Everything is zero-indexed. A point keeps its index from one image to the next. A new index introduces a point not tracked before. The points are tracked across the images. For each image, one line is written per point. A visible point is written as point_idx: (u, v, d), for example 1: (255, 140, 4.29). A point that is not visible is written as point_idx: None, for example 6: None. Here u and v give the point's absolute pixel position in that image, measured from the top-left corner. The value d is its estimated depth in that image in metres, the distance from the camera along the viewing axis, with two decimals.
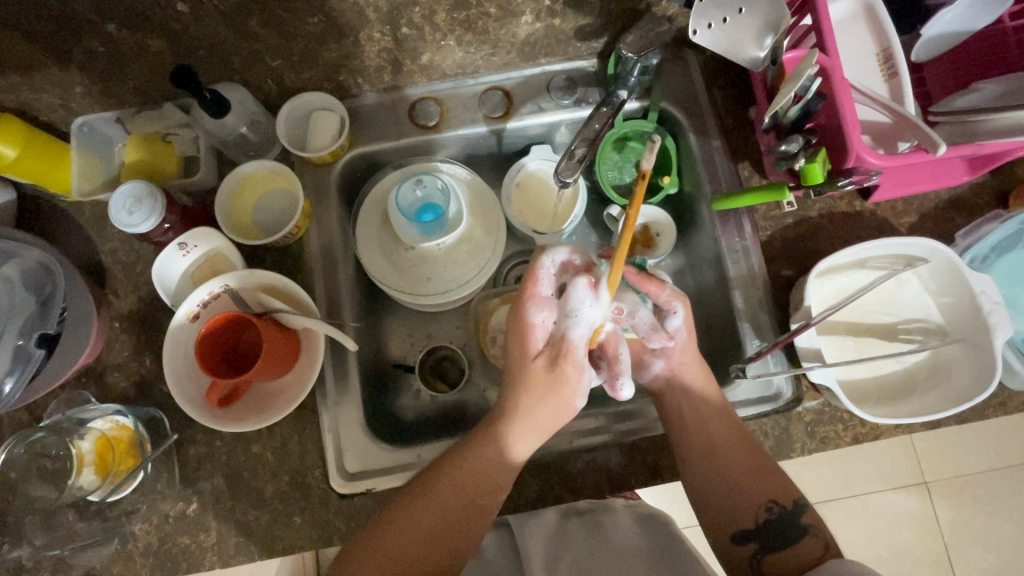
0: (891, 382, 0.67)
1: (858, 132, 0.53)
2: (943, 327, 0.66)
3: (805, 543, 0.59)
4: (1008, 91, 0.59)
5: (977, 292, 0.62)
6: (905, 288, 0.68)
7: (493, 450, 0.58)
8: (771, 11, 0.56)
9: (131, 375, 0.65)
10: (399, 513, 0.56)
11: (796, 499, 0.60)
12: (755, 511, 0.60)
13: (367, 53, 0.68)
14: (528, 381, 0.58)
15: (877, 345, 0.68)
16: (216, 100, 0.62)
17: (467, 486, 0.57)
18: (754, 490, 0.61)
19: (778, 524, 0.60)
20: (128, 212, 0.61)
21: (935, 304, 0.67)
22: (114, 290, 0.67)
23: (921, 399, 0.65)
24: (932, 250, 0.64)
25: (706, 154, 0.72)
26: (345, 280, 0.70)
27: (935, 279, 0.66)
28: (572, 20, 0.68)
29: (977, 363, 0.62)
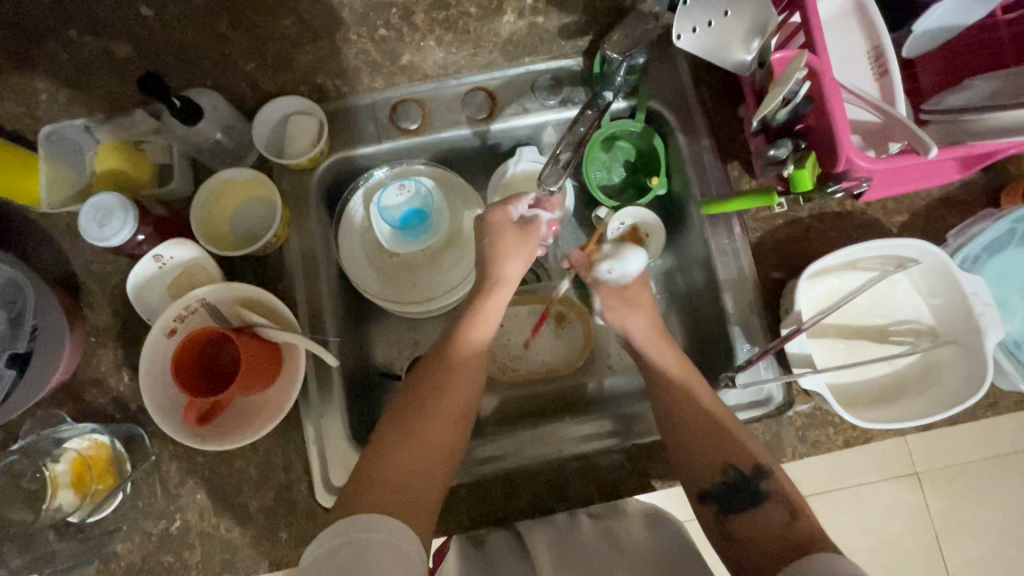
0: (884, 384, 0.66)
1: (848, 135, 0.51)
2: (935, 329, 0.66)
3: (771, 509, 0.56)
4: (1001, 88, 0.58)
5: (969, 293, 0.62)
6: (896, 289, 0.67)
7: (469, 355, 0.61)
8: (758, 13, 0.54)
9: (108, 391, 0.63)
10: (390, 446, 0.56)
11: (757, 465, 0.58)
12: (713, 473, 0.58)
13: (346, 55, 0.67)
14: (501, 245, 0.64)
15: (869, 348, 0.68)
16: (186, 108, 0.60)
17: (456, 398, 0.59)
18: (709, 451, 0.59)
19: (739, 487, 0.57)
20: (99, 225, 0.59)
21: (927, 306, 0.66)
22: (89, 304, 0.65)
23: (911, 402, 0.64)
24: (923, 251, 0.63)
25: (695, 154, 0.70)
26: (328, 289, 0.68)
27: (926, 281, 0.65)
28: (556, 18, 0.69)
29: (968, 366, 0.62)
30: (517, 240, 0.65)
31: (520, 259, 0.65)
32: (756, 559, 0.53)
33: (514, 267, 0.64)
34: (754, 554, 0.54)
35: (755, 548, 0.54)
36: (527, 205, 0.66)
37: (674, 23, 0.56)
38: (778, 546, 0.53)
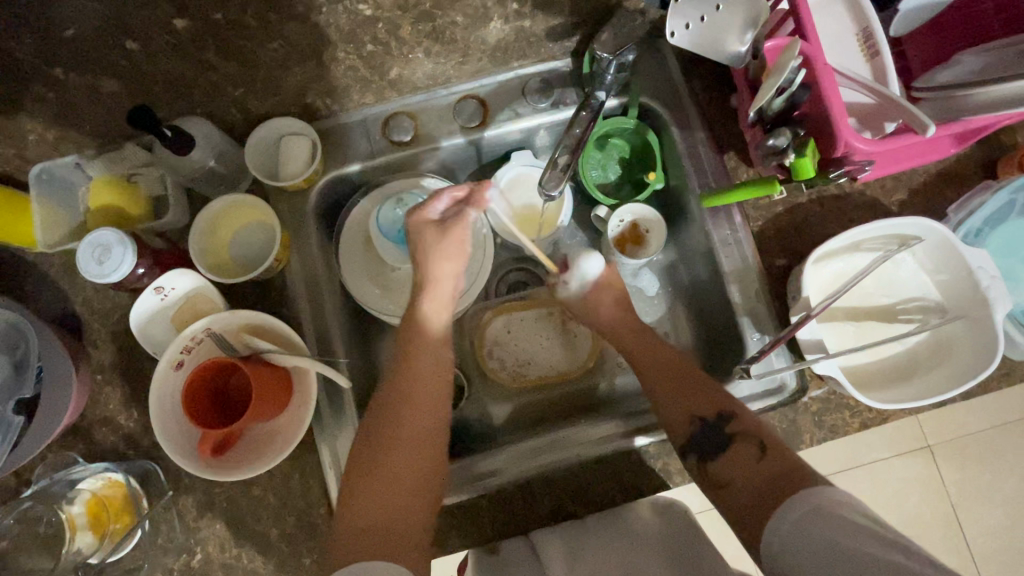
0: (896, 363, 0.66)
1: (846, 119, 0.51)
2: (943, 304, 0.66)
3: (740, 449, 0.58)
4: (990, 63, 0.58)
5: (975, 267, 0.62)
6: (901, 268, 0.68)
7: (426, 366, 0.60)
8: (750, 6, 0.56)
9: (119, 429, 0.62)
10: (365, 480, 0.55)
11: (721, 411, 0.60)
12: (682, 428, 0.61)
13: (334, 73, 0.67)
14: (439, 248, 0.62)
15: (878, 329, 0.68)
16: (178, 136, 0.60)
17: (422, 422, 0.58)
18: (679, 405, 0.62)
19: (704, 435, 0.60)
20: (98, 262, 0.58)
21: (933, 282, 0.66)
22: (93, 342, 0.64)
23: (925, 379, 0.64)
24: (925, 228, 0.63)
25: (690, 147, 0.70)
26: (333, 309, 0.68)
27: (930, 257, 0.65)
28: (543, 21, 0.68)
29: (978, 339, 0.62)
30: (444, 241, 0.62)
31: (451, 259, 0.62)
32: (743, 497, 0.55)
33: (450, 267, 0.62)
34: (738, 491, 0.56)
35: (738, 488, 0.56)
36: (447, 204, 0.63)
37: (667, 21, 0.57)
38: (757, 482, 0.55)
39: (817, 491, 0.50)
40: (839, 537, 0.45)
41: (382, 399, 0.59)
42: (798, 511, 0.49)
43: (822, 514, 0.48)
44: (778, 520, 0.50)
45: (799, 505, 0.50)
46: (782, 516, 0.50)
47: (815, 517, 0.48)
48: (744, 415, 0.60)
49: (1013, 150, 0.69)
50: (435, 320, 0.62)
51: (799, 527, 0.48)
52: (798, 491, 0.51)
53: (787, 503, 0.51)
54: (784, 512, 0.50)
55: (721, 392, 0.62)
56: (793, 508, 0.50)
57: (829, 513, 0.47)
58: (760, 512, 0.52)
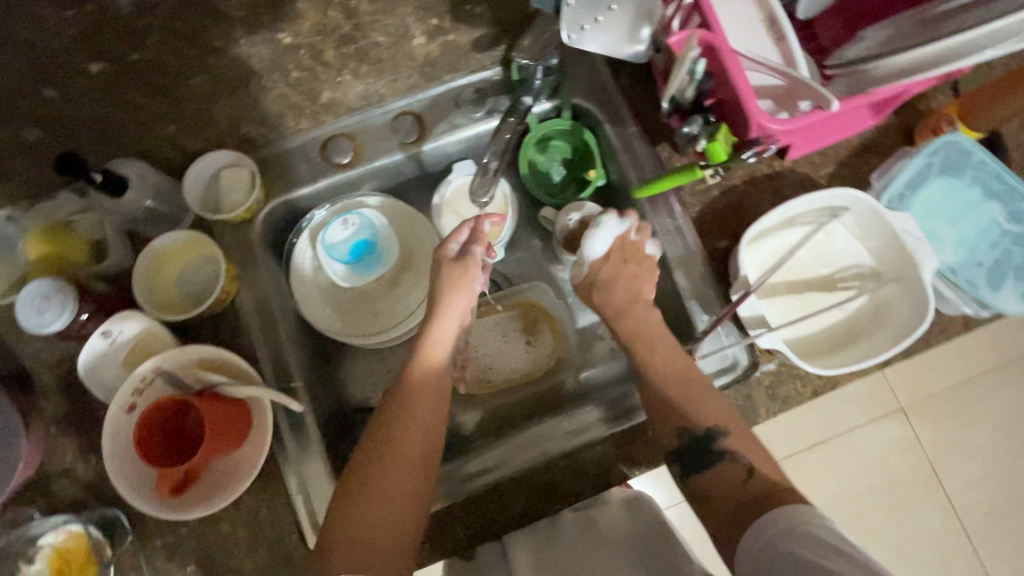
0: (839, 328, 0.69)
1: (754, 102, 0.53)
2: (877, 268, 0.69)
3: (727, 467, 0.57)
4: (891, 35, 0.61)
5: (899, 230, 0.65)
6: (834, 238, 0.70)
7: (426, 389, 0.61)
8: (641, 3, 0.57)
9: (78, 478, 0.61)
10: (357, 498, 0.56)
11: (710, 428, 0.59)
12: (671, 436, 0.61)
13: (264, 102, 0.67)
14: (447, 279, 0.65)
15: (820, 299, 0.70)
16: (109, 179, 0.60)
17: (418, 437, 0.59)
18: (672, 417, 0.61)
19: (694, 449, 0.59)
20: (37, 311, 0.58)
21: (866, 248, 0.69)
22: (45, 394, 0.63)
23: (867, 342, 0.67)
24: (850, 198, 0.66)
25: (624, 141, 0.72)
26: (287, 334, 0.68)
27: (859, 225, 0.68)
28: (466, 34, 0.69)
29: (913, 298, 0.64)
30: (456, 273, 0.66)
31: (467, 293, 0.66)
32: (723, 509, 0.55)
33: (463, 302, 0.65)
34: (718, 503, 0.56)
35: (718, 501, 0.56)
36: (465, 240, 0.67)
37: (562, 27, 0.58)
38: (739, 500, 0.55)
39: (792, 513, 0.49)
40: (805, 556, 0.45)
41: (381, 414, 0.60)
42: (770, 532, 0.49)
43: (792, 535, 0.47)
44: (751, 539, 0.50)
45: (770, 527, 0.50)
46: (756, 536, 0.50)
47: (785, 538, 0.48)
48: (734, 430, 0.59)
49: (927, 116, 0.73)
50: (435, 344, 0.64)
51: (770, 548, 0.48)
52: (772, 510, 0.51)
53: (761, 520, 0.51)
54: (757, 531, 0.50)
55: (715, 407, 0.61)
56: (767, 530, 0.50)
57: (800, 533, 0.47)
58: (739, 524, 0.53)
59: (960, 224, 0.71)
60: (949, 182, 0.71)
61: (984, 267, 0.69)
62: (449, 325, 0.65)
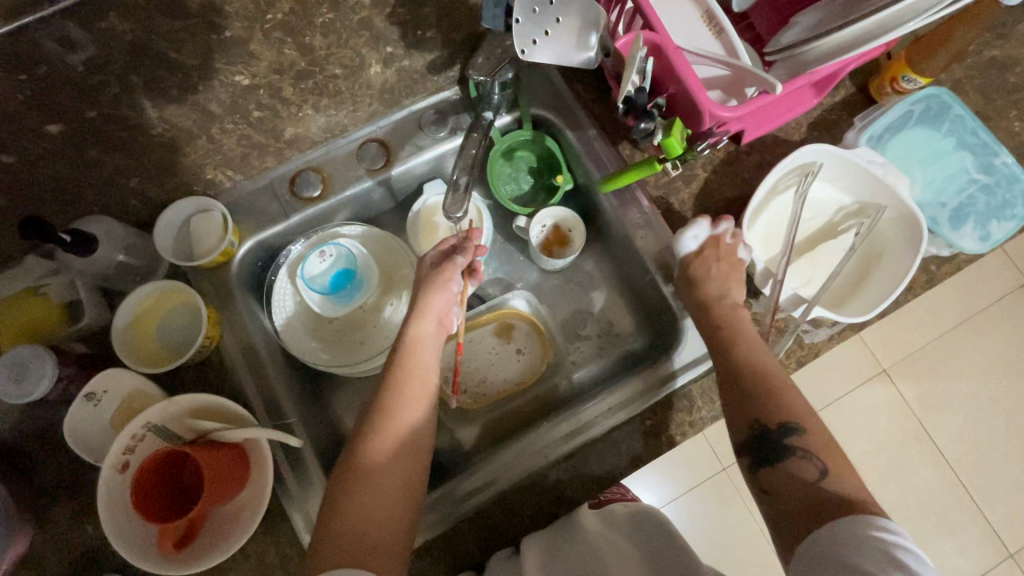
0: (851, 272, 0.71)
1: (704, 92, 0.56)
2: (859, 204, 0.72)
3: (800, 465, 0.54)
4: (821, 18, 0.65)
5: (865, 164, 0.68)
6: (812, 194, 0.73)
7: (414, 382, 0.62)
8: (585, 11, 0.59)
9: (74, 548, 0.59)
10: (351, 494, 0.55)
11: (783, 423, 0.56)
12: (740, 428, 0.58)
13: (226, 145, 0.67)
14: (426, 279, 0.68)
15: (828, 249, 0.72)
16: (76, 240, 0.59)
17: (408, 430, 0.60)
18: (748, 406, 0.58)
19: (764, 443, 0.56)
20: (15, 381, 0.58)
21: (839, 190, 0.73)
22: (29, 465, 0.61)
23: (878, 277, 0.68)
24: (817, 153, 0.68)
25: (586, 144, 0.74)
26: (275, 373, 0.68)
27: (829, 174, 0.71)
28: (420, 58, 0.71)
29: (907, 222, 0.67)
30: (433, 275, 0.68)
31: (445, 292, 0.67)
32: (788, 507, 0.53)
33: (441, 301, 0.67)
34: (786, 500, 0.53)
35: (786, 499, 0.53)
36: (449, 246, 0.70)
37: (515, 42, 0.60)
38: (804, 504, 0.52)
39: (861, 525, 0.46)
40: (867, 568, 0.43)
41: (370, 410, 0.61)
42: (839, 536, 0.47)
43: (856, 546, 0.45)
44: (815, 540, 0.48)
45: (830, 535, 0.47)
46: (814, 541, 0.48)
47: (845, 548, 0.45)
48: (810, 428, 0.56)
49: (880, 75, 0.76)
50: (419, 338, 0.65)
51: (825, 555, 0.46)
52: (841, 518, 0.48)
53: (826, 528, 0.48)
54: (814, 540, 0.48)
55: (788, 404, 0.57)
56: (829, 535, 0.47)
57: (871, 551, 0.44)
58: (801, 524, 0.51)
59: (931, 167, 0.75)
60: (926, 130, 0.75)
61: (948, 208, 0.73)
62: (427, 324, 0.66)
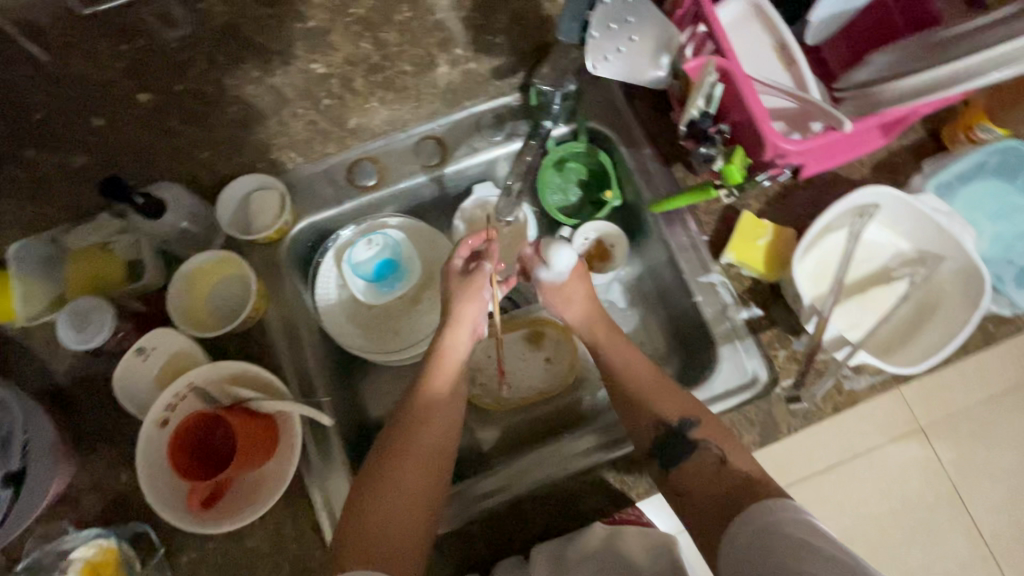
0: (903, 321, 0.68)
1: (770, 122, 0.55)
2: (919, 252, 0.70)
3: (700, 460, 0.60)
4: (897, 59, 0.64)
5: (930, 212, 0.66)
6: (870, 236, 0.71)
7: (440, 396, 0.64)
8: (661, 32, 0.60)
9: (108, 493, 0.63)
10: (373, 499, 0.56)
11: (684, 418, 0.63)
12: (648, 432, 0.63)
13: (294, 128, 0.70)
14: (457, 288, 0.68)
15: (879, 294, 0.70)
16: (148, 204, 0.62)
17: (432, 441, 0.61)
18: (653, 406, 0.64)
19: (671, 442, 0.62)
20: (77, 330, 0.62)
21: (899, 235, 0.71)
22: (77, 409, 0.65)
23: (931, 331, 0.66)
24: (878, 194, 0.67)
25: (639, 163, 0.74)
26: (312, 352, 0.70)
27: (889, 217, 0.69)
28: (487, 62, 0.72)
29: (966, 275, 0.65)
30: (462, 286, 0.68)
31: (477, 302, 0.68)
32: (700, 511, 0.58)
33: (474, 310, 0.67)
34: (696, 501, 0.59)
35: (697, 498, 0.59)
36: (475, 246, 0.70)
37: (586, 56, 0.61)
38: (716, 491, 0.58)
39: (765, 506, 0.53)
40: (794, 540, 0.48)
41: (398, 418, 0.63)
42: (750, 528, 0.52)
43: (775, 525, 0.50)
44: (739, 527, 0.53)
45: (746, 526, 0.52)
46: (735, 536, 0.53)
47: (767, 530, 0.50)
48: (710, 421, 0.62)
49: (947, 125, 0.74)
50: (451, 350, 0.66)
51: (754, 542, 0.51)
52: (751, 506, 0.54)
53: (738, 519, 0.54)
54: (728, 544, 0.53)
55: (685, 401, 0.64)
56: (745, 525, 0.53)
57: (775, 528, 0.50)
58: (717, 520, 0.56)
59: (1000, 223, 0.72)
60: (997, 183, 0.72)
61: (1016, 266, 0.70)
62: (462, 338, 0.67)
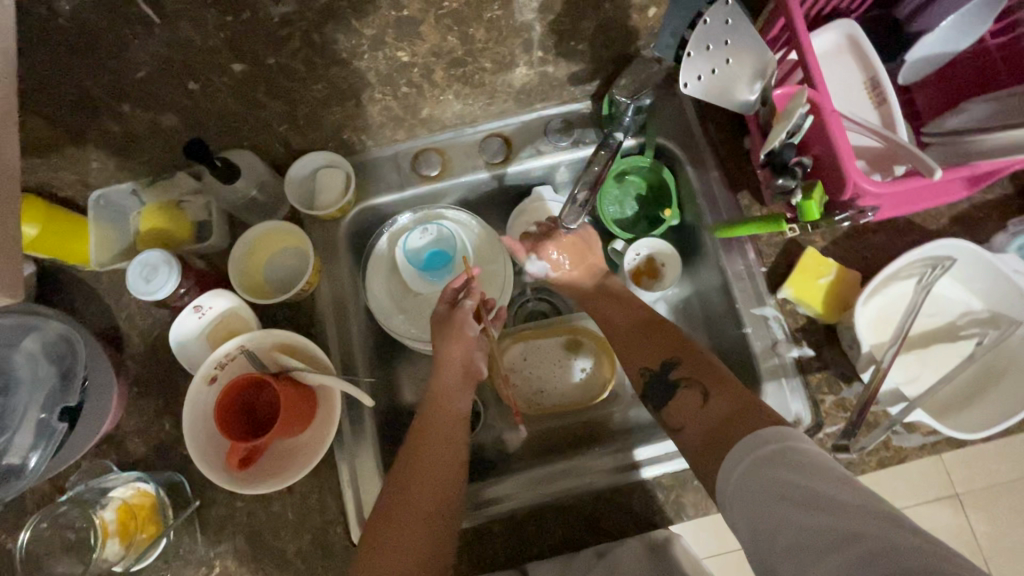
0: (964, 384, 0.65)
1: (854, 161, 0.54)
2: (992, 314, 0.66)
3: (687, 396, 0.57)
4: (997, 111, 0.61)
5: (1010, 273, 0.63)
6: (940, 289, 0.68)
7: (435, 442, 0.60)
8: (757, 60, 0.57)
9: (151, 439, 0.65)
10: (376, 560, 0.52)
11: (666, 359, 0.61)
12: (636, 381, 0.62)
13: (370, 112, 0.69)
14: (445, 329, 0.68)
15: (941, 351, 0.67)
16: (227, 168, 0.64)
17: (428, 488, 0.56)
18: (636, 353, 0.64)
19: (655, 384, 0.60)
20: (146, 280, 0.63)
21: (972, 293, 0.67)
22: (133, 355, 0.68)
23: (994, 398, 0.62)
24: (956, 248, 0.64)
25: (705, 185, 0.73)
26: (357, 331, 0.71)
27: (964, 272, 0.66)
28: (565, 68, 0.69)
29: None
30: (446, 329, 0.68)
31: (462, 340, 0.68)
32: (693, 442, 0.54)
33: (458, 349, 0.67)
34: (689, 432, 0.55)
35: (690, 432, 0.55)
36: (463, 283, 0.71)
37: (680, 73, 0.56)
38: (702, 425, 0.53)
39: (764, 438, 0.46)
40: (801, 483, 0.41)
41: (397, 464, 0.58)
42: (744, 463, 0.46)
43: (779, 459, 0.43)
44: (726, 477, 0.47)
45: (746, 456, 0.46)
46: (731, 466, 0.46)
47: (770, 463, 0.44)
48: (692, 359, 0.59)
49: None
50: (443, 383, 0.65)
51: (754, 475, 0.44)
52: (743, 437, 0.47)
53: (730, 456, 0.47)
54: (723, 478, 0.47)
55: (671, 340, 0.62)
56: (744, 456, 0.46)
57: (779, 463, 0.43)
58: (708, 455, 0.51)
59: None
60: None
61: None
62: (451, 375, 0.66)
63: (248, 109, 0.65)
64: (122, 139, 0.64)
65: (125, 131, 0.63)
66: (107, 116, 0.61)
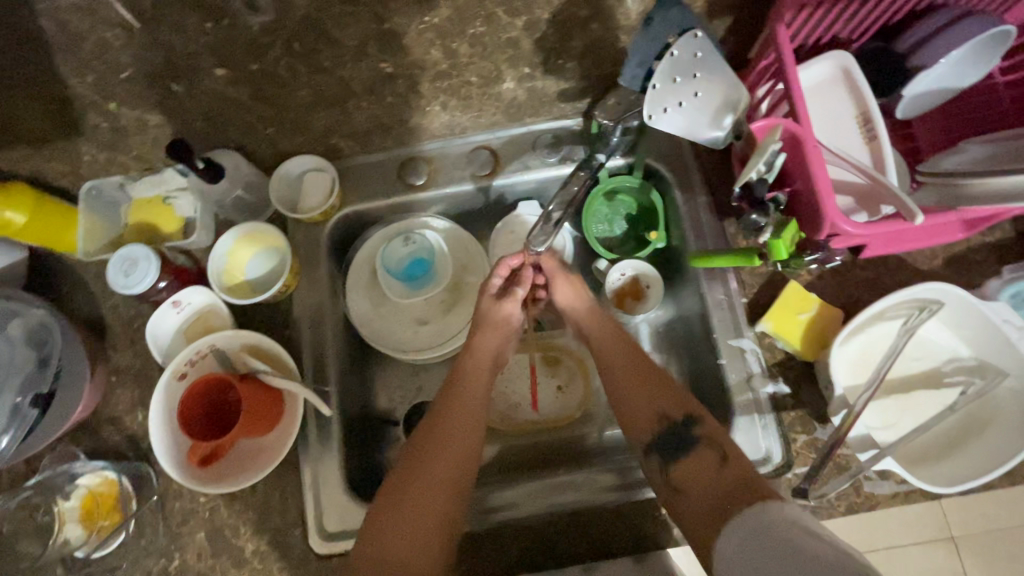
0: (943, 434, 0.62)
1: (833, 200, 0.52)
2: (979, 361, 0.64)
3: (702, 456, 0.55)
4: (995, 154, 0.58)
5: (999, 321, 0.60)
6: (927, 332, 0.66)
7: (462, 416, 0.61)
8: (728, 93, 0.56)
9: (124, 429, 0.67)
10: (388, 519, 0.54)
11: (687, 412, 0.58)
12: (650, 425, 0.59)
13: (355, 119, 0.69)
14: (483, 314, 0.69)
15: (923, 396, 0.65)
16: (210, 167, 0.64)
17: (452, 453, 0.58)
18: (647, 402, 0.60)
19: (670, 435, 0.58)
20: (125, 274, 0.64)
21: (959, 338, 0.65)
22: (113, 344, 0.69)
23: (972, 451, 0.60)
24: (945, 292, 0.62)
25: (692, 211, 0.72)
26: (332, 335, 0.71)
27: (952, 316, 0.64)
28: (554, 84, 0.69)
29: None
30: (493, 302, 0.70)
31: (507, 323, 0.70)
32: (695, 510, 0.53)
33: (497, 338, 0.68)
34: (692, 500, 0.53)
35: (694, 496, 0.53)
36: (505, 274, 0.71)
37: (646, 104, 0.55)
38: (716, 492, 0.52)
39: (763, 508, 0.47)
40: (795, 546, 0.43)
41: (418, 432, 0.60)
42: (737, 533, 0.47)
43: (767, 526, 0.45)
44: (724, 546, 0.47)
45: (738, 527, 0.47)
46: (726, 540, 0.47)
47: (760, 532, 0.45)
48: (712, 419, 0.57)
49: None
50: (467, 385, 0.64)
51: (745, 547, 0.46)
52: (755, 504, 0.48)
53: (729, 529, 0.48)
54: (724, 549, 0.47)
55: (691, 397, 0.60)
56: (735, 529, 0.47)
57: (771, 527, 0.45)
58: (716, 525, 0.50)
59: None
60: None
61: None
62: (482, 358, 0.67)
63: (236, 108, 0.66)
64: (109, 134, 0.66)
65: (112, 126, 0.65)
66: (94, 111, 0.64)
